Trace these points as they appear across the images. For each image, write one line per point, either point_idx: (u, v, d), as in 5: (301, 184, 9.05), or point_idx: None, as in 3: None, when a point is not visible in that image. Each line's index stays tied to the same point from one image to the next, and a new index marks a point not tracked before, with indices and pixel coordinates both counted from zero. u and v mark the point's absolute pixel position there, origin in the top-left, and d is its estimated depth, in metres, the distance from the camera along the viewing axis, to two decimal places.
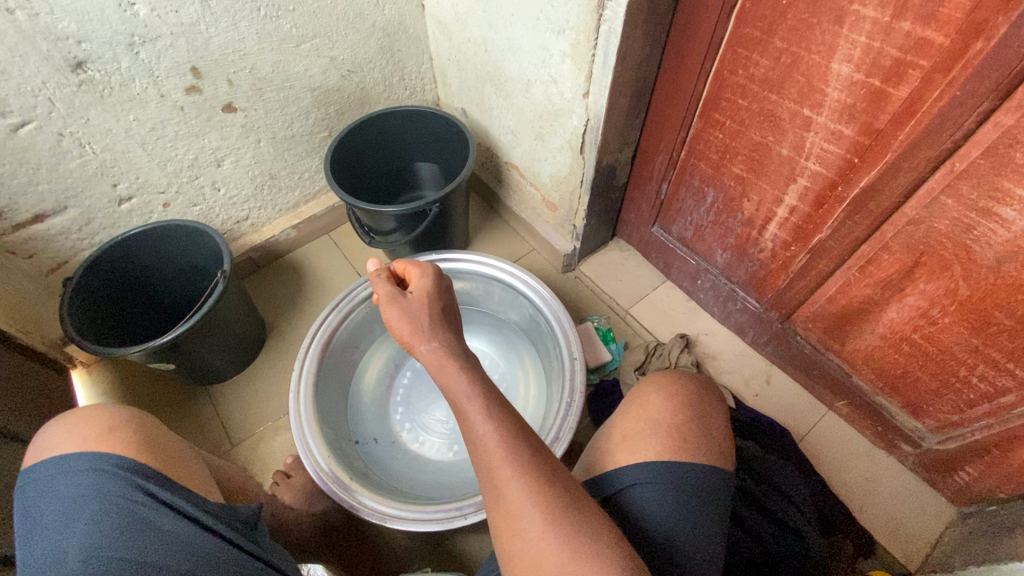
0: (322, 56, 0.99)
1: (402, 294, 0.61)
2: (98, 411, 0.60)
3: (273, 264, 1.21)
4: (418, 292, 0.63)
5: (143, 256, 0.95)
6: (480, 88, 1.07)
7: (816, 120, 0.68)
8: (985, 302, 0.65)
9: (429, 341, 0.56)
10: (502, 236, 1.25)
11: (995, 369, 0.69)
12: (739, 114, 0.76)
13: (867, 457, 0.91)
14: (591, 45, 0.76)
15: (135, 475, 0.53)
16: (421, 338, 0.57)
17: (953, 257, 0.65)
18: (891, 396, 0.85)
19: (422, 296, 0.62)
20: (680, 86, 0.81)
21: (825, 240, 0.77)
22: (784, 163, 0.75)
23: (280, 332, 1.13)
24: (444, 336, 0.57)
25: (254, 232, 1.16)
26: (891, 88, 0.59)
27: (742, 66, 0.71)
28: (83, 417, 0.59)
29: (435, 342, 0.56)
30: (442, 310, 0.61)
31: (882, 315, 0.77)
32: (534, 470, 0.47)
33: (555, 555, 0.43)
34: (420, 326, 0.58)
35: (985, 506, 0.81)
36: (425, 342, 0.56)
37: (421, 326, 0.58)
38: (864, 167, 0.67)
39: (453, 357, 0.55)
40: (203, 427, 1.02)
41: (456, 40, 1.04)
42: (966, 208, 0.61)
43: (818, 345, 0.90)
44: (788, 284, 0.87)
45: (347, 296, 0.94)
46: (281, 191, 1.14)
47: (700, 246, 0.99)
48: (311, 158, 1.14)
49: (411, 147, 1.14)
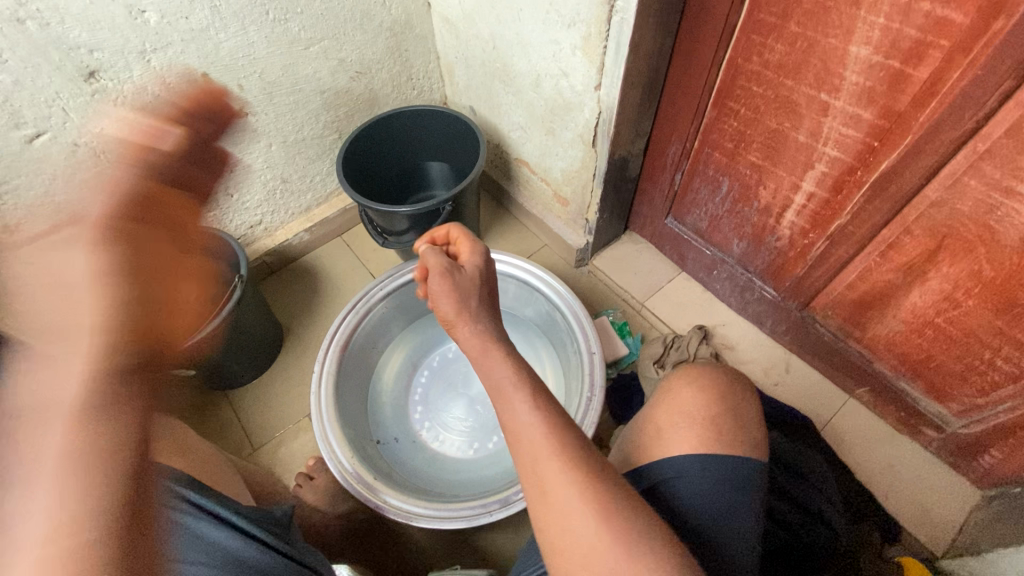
0: (330, 58, 0.99)
1: (451, 273, 0.60)
2: None
3: (287, 268, 1.21)
4: (469, 271, 0.61)
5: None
6: (488, 85, 1.06)
7: (833, 105, 0.67)
8: (1010, 284, 0.64)
9: (474, 323, 0.56)
10: (513, 233, 1.25)
11: (1020, 351, 0.68)
12: (754, 101, 0.76)
13: (891, 443, 0.91)
14: (603, 37, 0.76)
15: (168, 479, 0.53)
16: (467, 318, 0.56)
17: (977, 238, 0.64)
18: (914, 381, 0.84)
19: (472, 276, 0.61)
20: (693, 75, 0.80)
21: (845, 225, 0.76)
22: (801, 149, 0.74)
23: (296, 335, 1.13)
24: (489, 320, 0.56)
25: (268, 236, 1.17)
26: (911, 69, 0.59)
27: (757, 53, 0.71)
28: None
29: (480, 325, 0.56)
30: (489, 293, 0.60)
31: (904, 300, 0.77)
32: (574, 466, 0.47)
33: (604, 551, 0.44)
34: (468, 306, 0.57)
35: (1010, 489, 0.80)
36: (471, 323, 0.56)
37: (467, 306, 0.57)
38: (884, 151, 0.66)
39: (496, 343, 0.54)
40: (225, 431, 1.03)
41: (464, 37, 1.03)
42: (989, 188, 0.60)
43: (838, 331, 0.90)
44: (807, 271, 0.87)
45: (364, 296, 0.95)
46: (293, 195, 1.14)
47: (716, 236, 0.99)
48: (322, 160, 1.14)
49: (421, 147, 1.14)
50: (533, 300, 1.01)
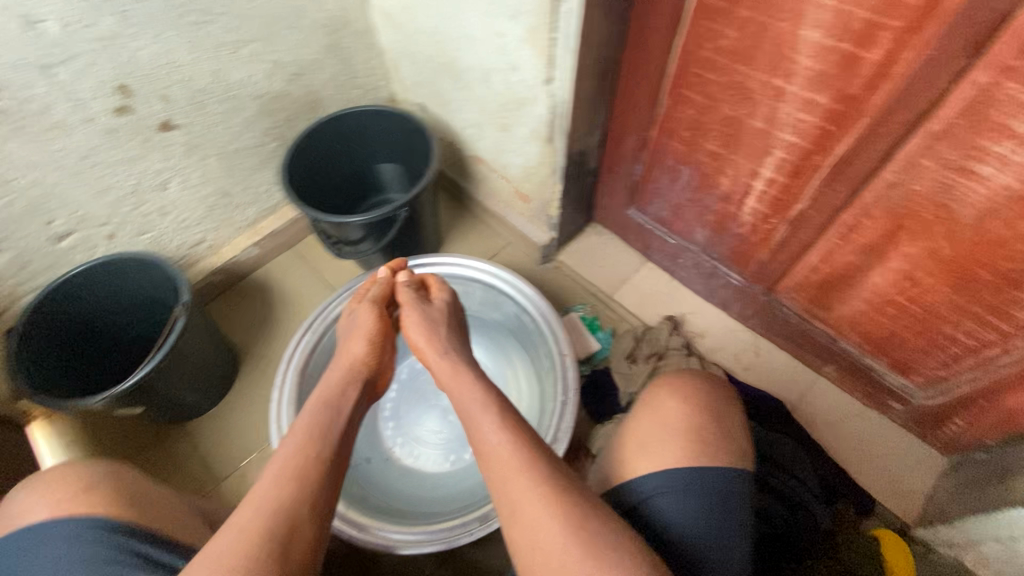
0: (263, 61, 0.92)
1: (423, 306, 0.74)
2: (63, 477, 0.55)
3: (238, 286, 1.14)
4: (439, 306, 0.75)
5: (94, 292, 0.88)
6: (436, 80, 1.01)
7: (788, 90, 0.66)
8: (968, 260, 0.65)
9: (442, 351, 0.67)
10: (476, 233, 1.21)
11: (978, 324, 0.69)
12: (709, 89, 0.74)
13: (860, 419, 0.92)
14: (550, 29, 0.72)
15: (118, 535, 0.50)
16: (436, 348, 0.68)
17: (934, 217, 0.64)
18: (879, 357, 0.85)
19: (442, 311, 0.75)
20: (646, 63, 0.77)
21: (805, 210, 0.76)
22: (758, 136, 0.73)
23: (253, 356, 1.07)
24: (454, 349, 0.67)
25: (213, 254, 1.09)
26: (864, 51, 0.57)
27: (709, 39, 0.69)
28: (46, 486, 0.54)
29: (447, 352, 0.67)
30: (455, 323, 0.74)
31: (866, 280, 0.77)
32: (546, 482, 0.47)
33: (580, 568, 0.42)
34: (436, 337, 0.70)
35: (974, 454, 0.83)
36: (439, 350, 0.67)
37: (436, 336, 0.70)
38: (840, 134, 0.66)
39: (465, 367, 0.63)
40: (184, 466, 0.97)
41: (405, 31, 0.98)
42: (945, 168, 0.60)
43: (803, 313, 0.90)
44: (770, 256, 0.87)
45: (319, 315, 0.90)
46: (236, 208, 1.07)
47: (679, 225, 0.97)
48: (265, 170, 1.07)
49: (371, 149, 1.08)
50: (499, 306, 0.98)
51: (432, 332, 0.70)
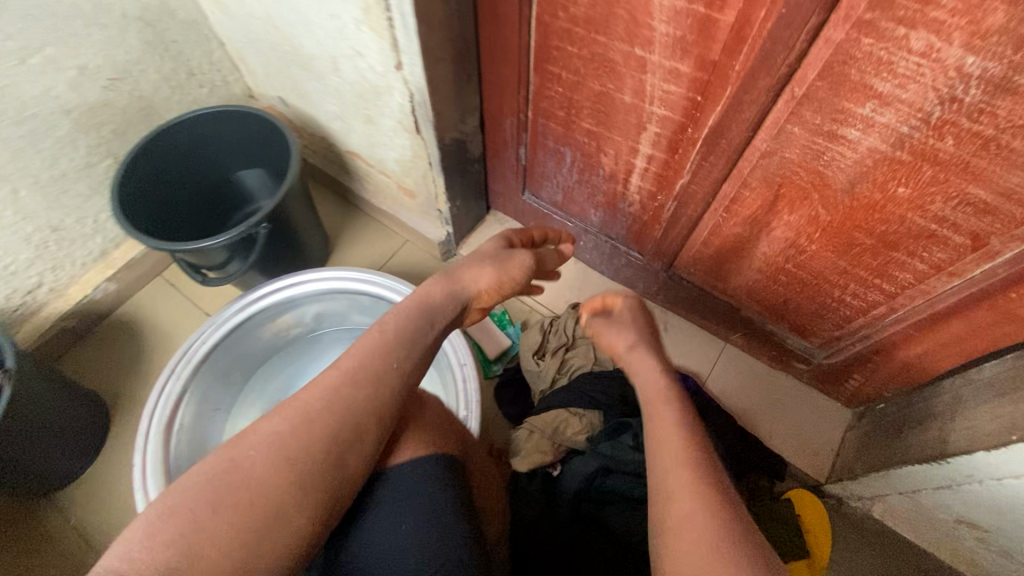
0: (63, 68, 0.77)
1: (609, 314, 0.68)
2: None
3: (98, 328, 1.00)
4: (625, 312, 0.68)
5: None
6: (287, 72, 0.89)
7: (650, 60, 0.60)
8: (846, 226, 0.62)
9: (630, 349, 0.63)
10: (368, 234, 1.11)
11: (864, 286, 0.68)
12: (573, 62, 0.66)
13: (769, 382, 0.92)
14: (384, 8, 0.62)
15: None
16: (626, 341, 0.64)
17: (809, 185, 0.61)
18: (779, 322, 0.84)
19: (628, 314, 0.68)
20: (504, 37, 0.69)
21: (688, 184, 0.71)
22: (630, 111, 0.67)
23: (126, 407, 0.95)
24: (648, 355, 0.61)
25: (59, 296, 0.95)
26: (716, 14, 0.52)
27: (561, 8, 0.61)
28: None
29: (632, 346, 0.63)
30: (647, 327, 0.66)
31: (756, 250, 0.74)
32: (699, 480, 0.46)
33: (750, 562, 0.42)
34: (634, 339, 0.64)
35: (873, 405, 0.84)
36: (625, 347, 0.64)
37: (633, 338, 0.64)
38: (709, 104, 0.60)
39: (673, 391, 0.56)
40: (55, 543, 0.85)
41: (239, 17, 0.84)
42: (812, 134, 0.56)
43: (703, 286, 0.87)
44: (664, 233, 0.82)
45: (182, 357, 0.79)
46: (76, 242, 0.92)
47: (573, 208, 0.92)
48: (103, 194, 0.92)
49: (226, 155, 0.95)
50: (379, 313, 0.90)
51: (643, 359, 0.61)
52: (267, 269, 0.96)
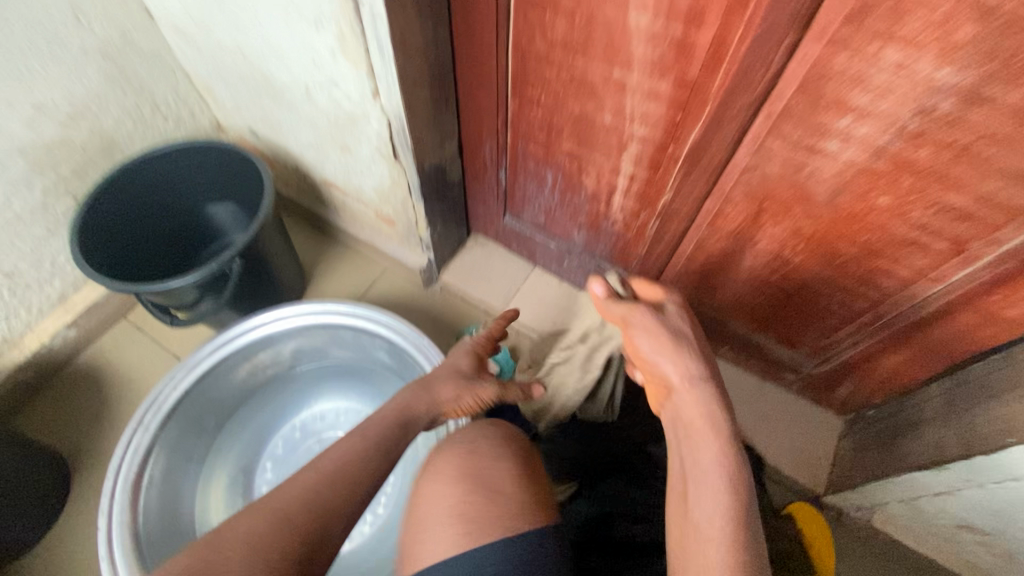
0: (17, 105, 0.73)
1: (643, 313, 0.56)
2: None
3: (57, 377, 0.94)
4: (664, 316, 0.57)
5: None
6: (258, 103, 0.87)
7: (629, 81, 0.60)
8: (829, 236, 0.63)
9: (682, 373, 0.53)
10: (347, 263, 1.08)
11: (849, 295, 0.69)
12: (551, 85, 0.66)
13: (760, 394, 0.91)
14: (359, 37, 0.61)
15: None
16: (675, 369, 0.53)
17: (791, 198, 0.62)
18: (766, 334, 0.84)
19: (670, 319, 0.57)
20: (481, 63, 0.69)
21: (671, 202, 0.72)
22: (610, 131, 0.67)
23: (89, 459, 0.89)
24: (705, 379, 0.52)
25: (13, 347, 0.88)
26: (693, 34, 0.52)
27: (538, 33, 0.61)
28: None
29: (690, 373, 0.53)
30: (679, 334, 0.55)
31: (741, 264, 0.75)
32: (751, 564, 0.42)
33: None
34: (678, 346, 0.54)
35: (864, 412, 0.84)
36: (678, 374, 0.53)
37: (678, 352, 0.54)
38: (688, 123, 0.61)
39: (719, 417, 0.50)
40: None
41: (206, 49, 0.82)
42: (792, 148, 0.57)
43: (690, 301, 0.87)
44: (648, 251, 0.82)
45: (151, 406, 0.74)
46: (33, 287, 0.87)
47: (556, 229, 0.91)
48: (62, 235, 0.87)
49: (195, 189, 0.91)
50: (360, 346, 0.86)
51: (671, 345, 0.54)
52: (241, 307, 0.91)
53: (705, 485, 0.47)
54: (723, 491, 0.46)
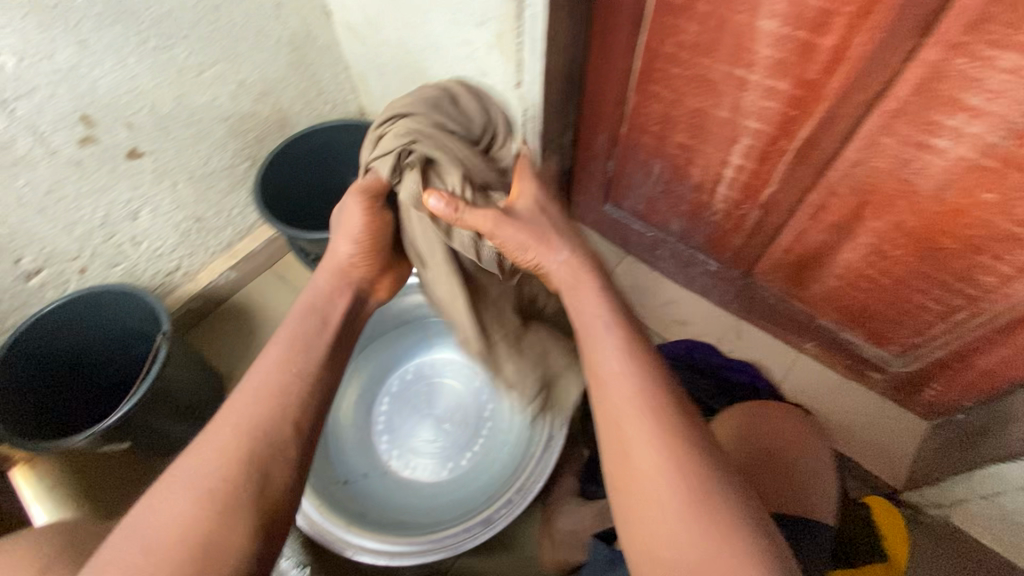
0: (228, 82, 0.91)
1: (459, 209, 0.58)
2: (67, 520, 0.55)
3: (216, 311, 1.12)
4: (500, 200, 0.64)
5: (68, 326, 0.86)
6: (405, 91, 1.01)
7: (750, 79, 0.68)
8: (932, 231, 0.68)
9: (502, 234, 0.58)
10: None
11: (946, 291, 0.72)
12: (675, 82, 0.75)
13: (843, 391, 0.94)
14: (516, 34, 0.73)
15: None
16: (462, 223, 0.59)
17: (896, 192, 0.67)
18: (855, 330, 0.88)
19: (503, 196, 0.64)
20: (612, 61, 0.79)
21: (775, 194, 0.78)
22: (725, 125, 0.75)
23: (237, 381, 1.05)
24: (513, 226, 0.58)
25: (190, 280, 1.08)
26: (817, 39, 0.60)
27: (671, 35, 0.71)
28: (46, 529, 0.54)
29: (512, 231, 0.58)
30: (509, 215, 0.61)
31: (838, 257, 0.80)
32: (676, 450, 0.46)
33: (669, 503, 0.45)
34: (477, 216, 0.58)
35: (951, 416, 0.86)
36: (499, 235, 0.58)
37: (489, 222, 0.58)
38: (802, 119, 0.68)
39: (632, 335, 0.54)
40: None
41: (371, 44, 0.98)
42: (903, 144, 0.63)
43: (780, 293, 0.92)
44: (744, 241, 0.89)
45: None
46: (211, 233, 1.06)
47: (656, 218, 0.99)
48: (238, 192, 1.05)
49: (343, 162, 1.07)
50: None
51: (587, 294, 0.57)
52: None
53: (632, 398, 0.49)
54: (645, 410, 0.48)
